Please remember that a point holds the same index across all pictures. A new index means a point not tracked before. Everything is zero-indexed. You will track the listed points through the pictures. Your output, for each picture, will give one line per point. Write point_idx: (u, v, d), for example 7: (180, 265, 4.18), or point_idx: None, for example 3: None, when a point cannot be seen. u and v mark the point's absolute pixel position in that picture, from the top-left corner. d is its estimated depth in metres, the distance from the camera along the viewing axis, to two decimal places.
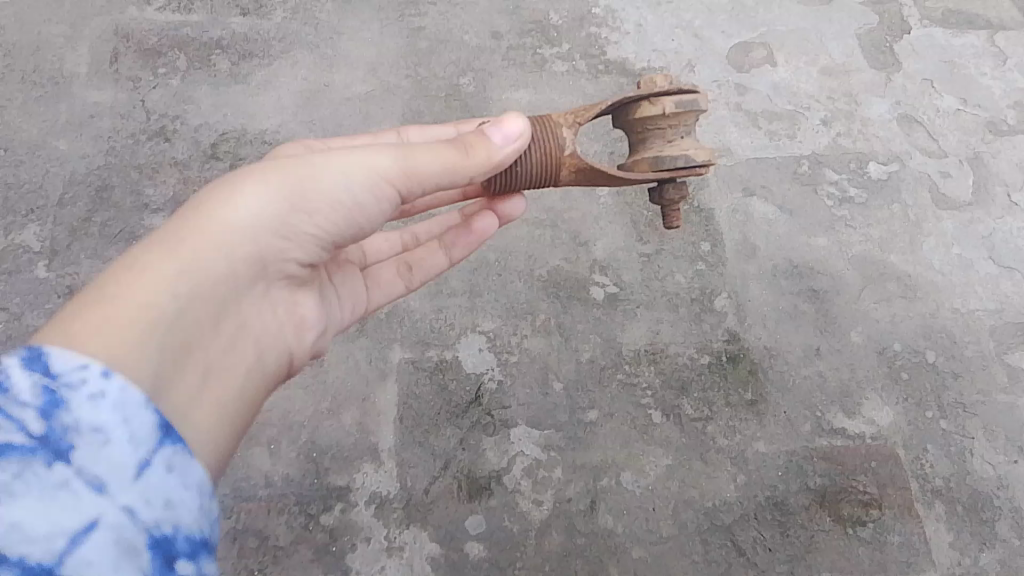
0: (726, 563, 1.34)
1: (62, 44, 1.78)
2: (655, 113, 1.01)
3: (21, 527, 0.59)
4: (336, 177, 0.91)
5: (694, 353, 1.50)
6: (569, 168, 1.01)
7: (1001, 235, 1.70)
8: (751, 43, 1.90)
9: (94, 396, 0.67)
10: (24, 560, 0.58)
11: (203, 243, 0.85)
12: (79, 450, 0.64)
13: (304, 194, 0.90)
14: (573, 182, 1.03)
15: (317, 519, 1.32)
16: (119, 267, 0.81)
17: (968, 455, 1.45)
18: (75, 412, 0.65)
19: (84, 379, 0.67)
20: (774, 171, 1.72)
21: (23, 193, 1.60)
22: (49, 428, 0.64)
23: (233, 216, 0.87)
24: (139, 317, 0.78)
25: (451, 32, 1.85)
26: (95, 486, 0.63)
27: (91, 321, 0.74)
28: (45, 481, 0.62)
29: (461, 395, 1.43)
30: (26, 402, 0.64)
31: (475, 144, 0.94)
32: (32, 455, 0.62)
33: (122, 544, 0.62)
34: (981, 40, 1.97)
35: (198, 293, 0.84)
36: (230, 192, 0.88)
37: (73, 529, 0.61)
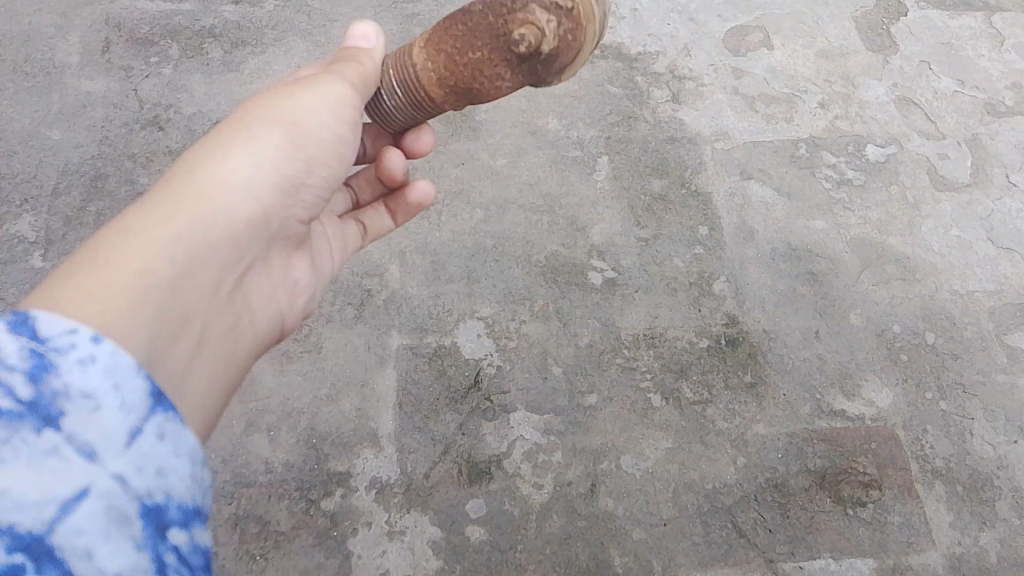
0: (727, 545, 1.33)
1: (53, 34, 1.76)
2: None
3: (11, 495, 0.57)
4: (315, 112, 0.93)
5: (693, 337, 1.50)
6: (419, 47, 0.97)
7: (1000, 215, 1.70)
8: (748, 27, 1.90)
9: (84, 361, 0.63)
10: (14, 529, 0.56)
11: (202, 208, 0.82)
12: (69, 416, 0.61)
13: (292, 135, 0.91)
14: (431, 63, 0.96)
15: (317, 504, 1.31)
16: (111, 229, 0.76)
17: (968, 436, 1.45)
18: (64, 376, 0.61)
19: (73, 344, 0.63)
20: (772, 155, 1.72)
21: (16, 183, 1.58)
22: (38, 393, 0.61)
23: (225, 165, 0.85)
24: (143, 270, 0.74)
25: (446, 18, 1.84)
26: (86, 452, 0.60)
27: (87, 277, 0.70)
28: (36, 447, 0.59)
29: (460, 380, 1.42)
30: (15, 366, 0.61)
31: (362, 56, 1.00)
32: (22, 420, 0.59)
33: (114, 512, 0.60)
34: (977, 22, 1.97)
35: (204, 244, 0.81)
36: (213, 146, 0.87)
37: (64, 497, 0.58)
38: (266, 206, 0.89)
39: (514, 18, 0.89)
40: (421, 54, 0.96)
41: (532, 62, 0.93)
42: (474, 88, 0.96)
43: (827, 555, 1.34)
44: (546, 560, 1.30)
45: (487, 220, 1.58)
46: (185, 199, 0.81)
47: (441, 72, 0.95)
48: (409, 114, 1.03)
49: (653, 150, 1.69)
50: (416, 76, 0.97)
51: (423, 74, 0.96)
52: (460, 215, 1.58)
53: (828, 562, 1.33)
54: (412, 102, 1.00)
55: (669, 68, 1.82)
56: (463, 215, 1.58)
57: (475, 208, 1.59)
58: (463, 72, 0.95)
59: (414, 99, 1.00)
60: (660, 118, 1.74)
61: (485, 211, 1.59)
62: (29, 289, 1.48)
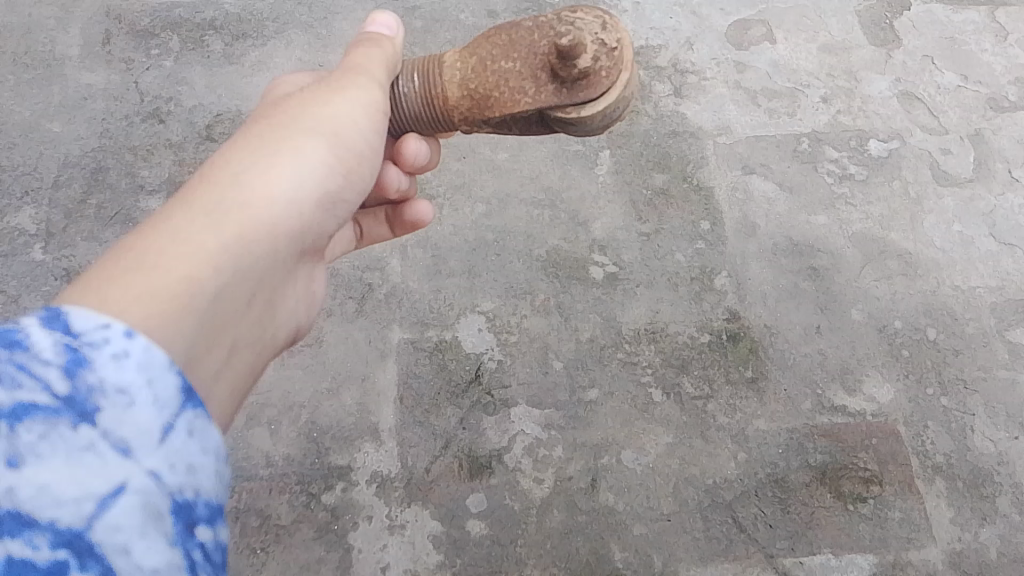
0: (727, 540, 1.33)
1: (53, 26, 1.76)
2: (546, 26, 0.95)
3: (49, 490, 0.53)
4: (352, 117, 0.87)
5: (694, 332, 1.49)
6: (453, 49, 0.93)
7: (1002, 211, 1.69)
8: (750, 21, 1.89)
9: (117, 355, 0.57)
10: (54, 524, 0.52)
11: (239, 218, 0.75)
12: (105, 412, 0.55)
13: (331, 140, 0.85)
14: (460, 62, 0.91)
15: (318, 498, 1.31)
16: (149, 229, 0.70)
17: (968, 432, 1.45)
18: (99, 371, 0.56)
19: (107, 338, 0.57)
20: (774, 149, 1.71)
21: (17, 176, 1.58)
22: (74, 389, 0.55)
23: (266, 169, 0.80)
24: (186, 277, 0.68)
25: (447, 11, 1.84)
26: (121, 448, 0.55)
27: (127, 282, 0.64)
28: (71, 444, 0.54)
29: (461, 374, 1.42)
30: (49, 359, 0.55)
31: (382, 47, 0.96)
32: (57, 417, 0.54)
33: (149, 510, 0.55)
34: (981, 16, 1.96)
35: (246, 249, 0.74)
36: (251, 149, 0.81)
37: (100, 493, 0.53)
38: (304, 217, 0.82)
39: (560, 33, 0.86)
40: (453, 54, 0.92)
41: (561, 83, 0.86)
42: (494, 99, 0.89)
43: (827, 550, 1.34)
44: (546, 555, 1.30)
45: (488, 214, 1.57)
46: (226, 201, 0.75)
47: (467, 73, 0.90)
48: (416, 114, 0.96)
49: (654, 145, 1.69)
50: (441, 74, 0.92)
51: (448, 71, 0.92)
52: (461, 209, 1.58)
53: (827, 557, 1.33)
54: (425, 101, 0.94)
55: (672, 62, 1.81)
56: (465, 209, 1.58)
57: (476, 202, 1.59)
58: (488, 78, 0.89)
59: (428, 100, 0.93)
60: (662, 112, 1.73)
61: (486, 205, 1.58)
62: (30, 281, 1.48)
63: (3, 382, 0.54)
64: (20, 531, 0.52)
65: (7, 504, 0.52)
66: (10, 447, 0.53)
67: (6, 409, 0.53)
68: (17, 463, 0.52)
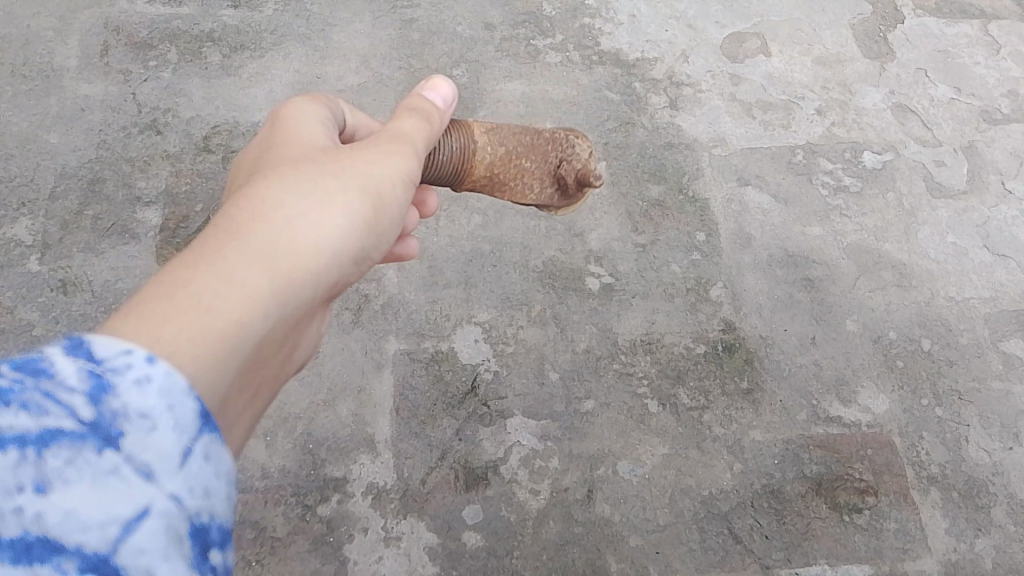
0: (724, 551, 1.33)
1: (52, 37, 1.77)
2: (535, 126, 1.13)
3: (75, 516, 0.47)
4: (401, 178, 0.83)
5: (690, 343, 1.50)
6: (481, 130, 1.05)
7: (995, 222, 1.70)
8: (745, 34, 1.91)
9: (140, 379, 0.52)
10: (82, 549, 0.46)
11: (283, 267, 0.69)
12: (129, 436, 0.50)
13: (381, 197, 0.80)
14: (490, 148, 1.05)
15: (314, 509, 1.31)
16: (198, 263, 0.63)
17: (963, 442, 1.45)
18: (123, 396, 0.51)
19: (130, 364, 0.52)
20: (769, 161, 1.72)
21: (13, 187, 1.58)
22: (98, 413, 0.50)
23: (321, 216, 0.74)
24: (232, 336, 0.62)
25: (444, 23, 1.85)
26: (143, 472, 0.50)
27: (176, 335, 0.57)
28: (96, 469, 0.48)
29: (457, 385, 1.42)
30: (73, 385, 0.50)
31: (432, 115, 0.93)
32: (82, 441, 0.49)
33: (172, 534, 0.50)
34: (974, 30, 1.98)
35: (290, 306, 0.69)
36: (304, 187, 0.75)
37: (126, 516, 0.48)
38: (340, 277, 0.77)
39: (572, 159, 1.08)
40: (482, 139, 1.04)
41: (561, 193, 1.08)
42: (508, 185, 1.07)
43: (823, 561, 1.34)
44: (543, 566, 1.30)
45: (485, 225, 1.58)
46: (277, 246, 0.69)
47: (494, 163, 1.05)
48: (438, 173, 1.00)
49: (651, 156, 1.70)
50: (471, 153, 1.03)
51: (480, 150, 1.04)
52: (458, 220, 1.58)
53: (823, 568, 1.33)
54: (455, 171, 1.02)
55: (667, 74, 1.82)
56: (461, 220, 1.58)
57: (473, 213, 1.59)
58: (509, 172, 1.06)
59: (456, 168, 1.01)
60: (658, 124, 1.74)
61: (483, 216, 1.59)
62: (26, 292, 1.47)
63: (27, 408, 0.48)
64: (48, 557, 0.45)
65: (32, 531, 0.45)
66: (35, 473, 0.47)
67: (30, 435, 0.48)
68: (42, 490, 0.47)
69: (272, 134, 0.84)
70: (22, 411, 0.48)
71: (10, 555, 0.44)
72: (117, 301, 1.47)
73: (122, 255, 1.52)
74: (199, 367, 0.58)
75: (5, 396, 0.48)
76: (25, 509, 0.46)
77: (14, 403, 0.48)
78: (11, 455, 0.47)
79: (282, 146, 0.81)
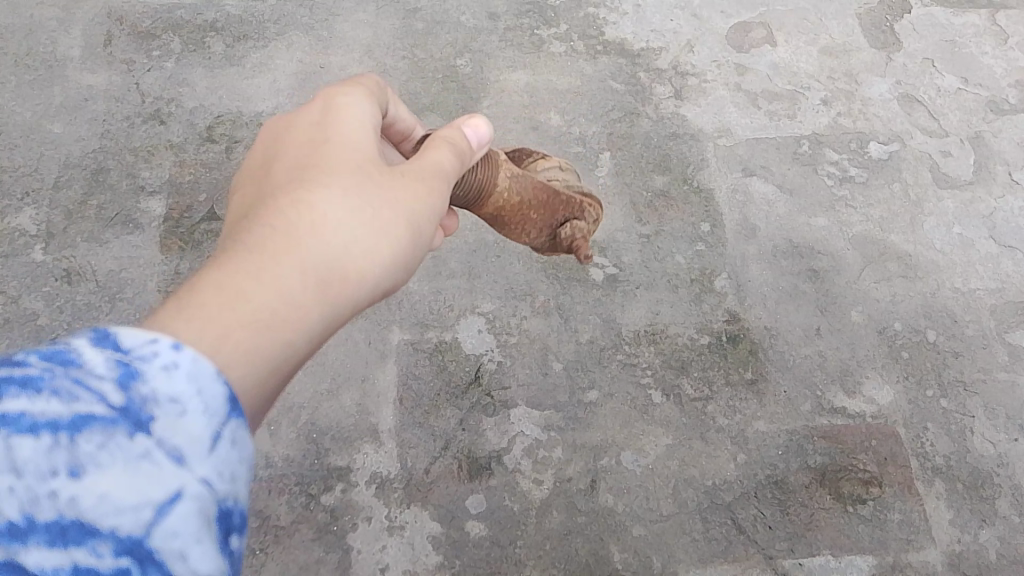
0: (727, 542, 1.33)
1: (55, 27, 1.76)
2: (551, 171, 1.12)
3: (109, 499, 0.47)
4: (439, 216, 0.83)
5: (694, 333, 1.50)
6: (505, 173, 1.03)
7: (1002, 213, 1.69)
8: (750, 24, 1.89)
9: (166, 366, 0.51)
10: (116, 532, 0.47)
11: (325, 293, 0.69)
12: (160, 420, 0.50)
13: (422, 234, 0.80)
14: (508, 194, 1.03)
15: (317, 499, 1.31)
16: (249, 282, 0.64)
17: (968, 433, 1.45)
18: (151, 383, 0.50)
19: (155, 351, 0.52)
20: (774, 151, 1.72)
21: (17, 177, 1.58)
22: (128, 399, 0.49)
23: (367, 246, 0.74)
24: (281, 356, 0.64)
25: (448, 13, 1.84)
26: (174, 456, 0.50)
27: (232, 352, 0.59)
28: (128, 453, 0.48)
29: (461, 376, 1.42)
30: (103, 373, 0.50)
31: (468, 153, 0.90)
32: (113, 427, 0.48)
33: (204, 516, 0.50)
34: (981, 20, 1.96)
35: (326, 333, 0.70)
36: (357, 212, 0.74)
37: (158, 500, 0.48)
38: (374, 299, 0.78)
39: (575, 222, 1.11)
40: (506, 184, 1.03)
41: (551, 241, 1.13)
42: (513, 225, 1.08)
43: (826, 551, 1.34)
44: (545, 556, 1.30)
45: None
46: (328, 267, 0.70)
47: (505, 206, 1.05)
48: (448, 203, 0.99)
49: (655, 147, 1.69)
50: (490, 194, 1.02)
51: (497, 194, 1.03)
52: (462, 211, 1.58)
53: (827, 559, 1.33)
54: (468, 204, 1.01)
55: (672, 64, 1.81)
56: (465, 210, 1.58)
57: None
58: (517, 216, 1.06)
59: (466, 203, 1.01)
60: (662, 114, 1.74)
61: None
62: (30, 281, 1.48)
63: (58, 395, 0.48)
64: (84, 540, 0.46)
65: (68, 515, 0.46)
66: (69, 458, 0.47)
67: (62, 420, 0.47)
68: (76, 474, 0.47)
69: (329, 118, 0.81)
70: (54, 397, 0.48)
71: (47, 538, 0.46)
72: (121, 290, 1.47)
73: (126, 245, 1.52)
74: (247, 385, 0.60)
75: (37, 383, 0.48)
76: (60, 493, 0.46)
77: (45, 390, 0.48)
78: (44, 441, 0.47)
79: (335, 145, 0.78)
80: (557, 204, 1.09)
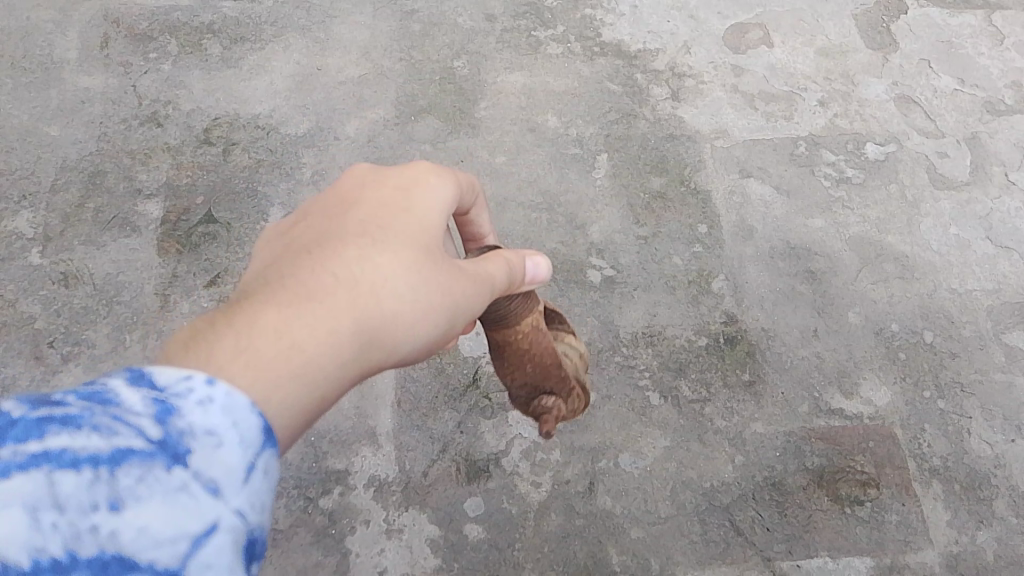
0: (725, 544, 1.33)
1: (52, 29, 1.76)
2: (571, 352, 1.04)
3: (150, 533, 0.47)
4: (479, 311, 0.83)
5: (692, 335, 1.50)
6: (534, 316, 0.91)
7: (998, 214, 1.69)
8: (747, 25, 1.90)
9: (202, 400, 0.53)
10: (154, 566, 0.47)
11: (360, 360, 0.69)
12: (197, 452, 0.51)
13: (461, 323, 0.80)
14: (523, 330, 0.91)
15: (316, 502, 1.31)
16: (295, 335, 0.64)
17: (965, 434, 1.45)
18: (189, 416, 0.51)
19: (191, 388, 0.53)
20: (771, 153, 1.72)
21: (14, 179, 1.58)
22: (166, 432, 0.50)
23: (411, 322, 0.74)
24: (309, 418, 0.64)
25: (445, 15, 1.84)
26: (210, 488, 0.51)
27: (281, 401, 0.60)
28: (166, 486, 0.49)
29: (459, 378, 1.42)
30: (141, 409, 0.50)
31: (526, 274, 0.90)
32: (153, 460, 0.49)
33: (236, 546, 0.52)
34: (978, 20, 1.97)
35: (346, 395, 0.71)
36: (411, 288, 0.74)
37: (196, 532, 0.49)
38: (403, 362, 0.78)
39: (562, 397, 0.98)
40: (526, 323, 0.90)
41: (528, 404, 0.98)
42: (502, 365, 0.95)
43: (824, 553, 1.34)
44: (544, 558, 1.30)
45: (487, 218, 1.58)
46: (371, 331, 0.70)
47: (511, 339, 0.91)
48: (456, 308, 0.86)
49: (652, 148, 1.69)
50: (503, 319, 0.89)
51: (510, 331, 0.90)
52: None
53: (825, 560, 1.33)
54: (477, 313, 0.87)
55: (669, 65, 1.81)
56: None
57: None
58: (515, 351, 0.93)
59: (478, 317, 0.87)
60: (659, 116, 1.74)
61: None
62: (26, 285, 1.47)
63: (98, 430, 0.48)
64: None
65: (109, 549, 0.46)
66: (110, 492, 0.46)
67: (102, 454, 0.47)
68: (116, 508, 0.46)
69: (413, 186, 0.81)
70: (94, 432, 0.47)
71: (88, 574, 0.45)
72: (118, 293, 1.47)
73: (123, 248, 1.52)
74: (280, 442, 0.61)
75: (76, 420, 0.48)
76: (101, 528, 0.46)
77: (86, 427, 0.47)
78: (86, 474, 0.46)
79: (410, 218, 0.78)
80: (556, 375, 0.96)
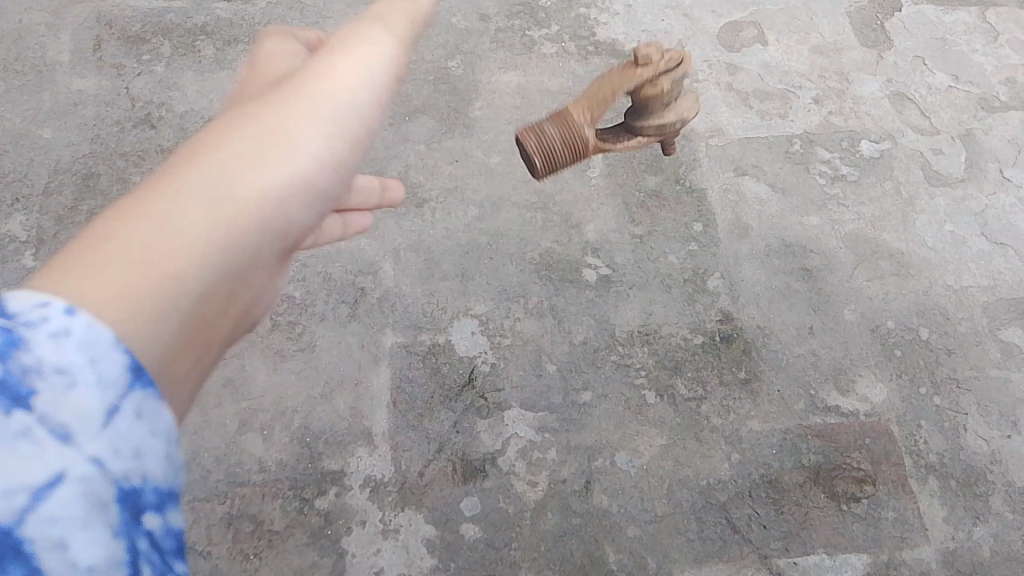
0: (722, 541, 1.33)
1: (44, 31, 1.76)
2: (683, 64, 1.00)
3: None
4: (365, 78, 0.71)
5: (687, 333, 1.50)
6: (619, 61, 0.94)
7: (992, 211, 1.70)
8: (741, 23, 1.90)
9: (55, 332, 0.50)
10: None
11: (218, 175, 0.62)
12: (43, 394, 0.48)
13: (335, 92, 0.69)
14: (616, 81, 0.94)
15: (311, 503, 1.31)
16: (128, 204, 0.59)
17: (961, 430, 1.45)
18: (36, 351, 0.49)
19: (45, 317, 0.50)
20: (766, 151, 1.72)
21: (7, 182, 1.57)
22: (8, 370, 0.48)
23: (266, 127, 0.66)
24: (167, 253, 0.58)
25: (439, 15, 1.84)
26: (59, 433, 0.48)
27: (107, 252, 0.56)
28: (3, 432, 0.47)
29: (454, 378, 1.42)
30: None
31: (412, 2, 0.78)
32: None
33: (93, 500, 0.48)
34: (971, 17, 1.97)
35: (237, 231, 0.62)
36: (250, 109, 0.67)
37: (35, 485, 0.47)
38: (289, 246, 0.73)
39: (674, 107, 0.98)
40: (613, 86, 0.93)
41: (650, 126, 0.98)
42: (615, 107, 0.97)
43: (821, 550, 1.34)
44: (541, 557, 1.30)
45: (482, 217, 1.58)
46: (219, 158, 0.63)
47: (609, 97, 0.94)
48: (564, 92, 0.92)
49: (647, 147, 1.69)
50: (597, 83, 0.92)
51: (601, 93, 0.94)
52: (454, 213, 1.58)
53: (821, 557, 1.33)
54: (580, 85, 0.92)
55: None
56: (458, 212, 1.58)
57: (469, 205, 1.59)
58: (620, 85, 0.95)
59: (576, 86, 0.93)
60: None
61: (479, 208, 1.59)
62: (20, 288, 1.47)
63: None
64: None
65: None
66: None
67: None
68: None
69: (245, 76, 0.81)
70: None
71: None
72: None
73: None
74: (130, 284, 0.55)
75: None
76: None
77: None
78: None
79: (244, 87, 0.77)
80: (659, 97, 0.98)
